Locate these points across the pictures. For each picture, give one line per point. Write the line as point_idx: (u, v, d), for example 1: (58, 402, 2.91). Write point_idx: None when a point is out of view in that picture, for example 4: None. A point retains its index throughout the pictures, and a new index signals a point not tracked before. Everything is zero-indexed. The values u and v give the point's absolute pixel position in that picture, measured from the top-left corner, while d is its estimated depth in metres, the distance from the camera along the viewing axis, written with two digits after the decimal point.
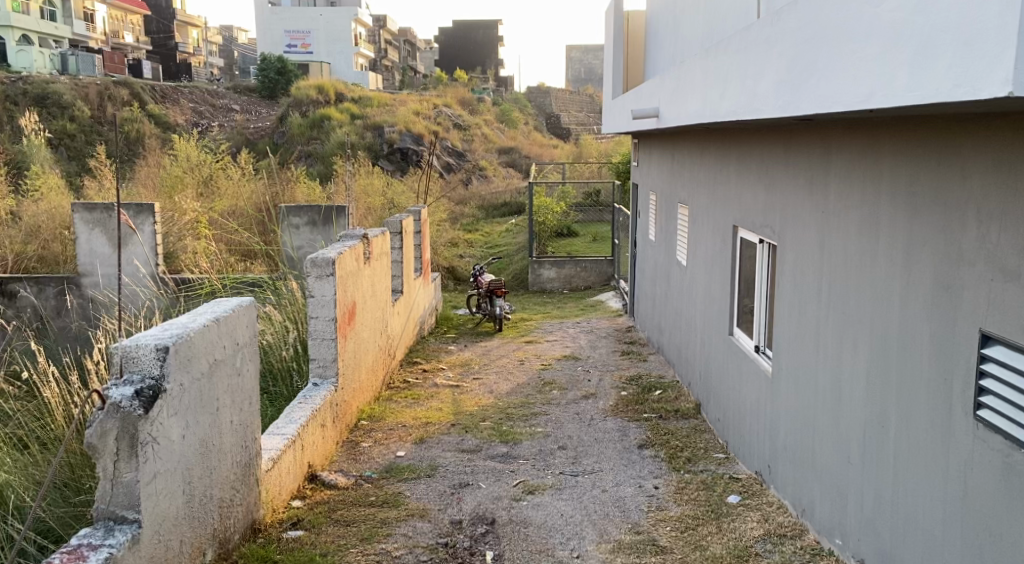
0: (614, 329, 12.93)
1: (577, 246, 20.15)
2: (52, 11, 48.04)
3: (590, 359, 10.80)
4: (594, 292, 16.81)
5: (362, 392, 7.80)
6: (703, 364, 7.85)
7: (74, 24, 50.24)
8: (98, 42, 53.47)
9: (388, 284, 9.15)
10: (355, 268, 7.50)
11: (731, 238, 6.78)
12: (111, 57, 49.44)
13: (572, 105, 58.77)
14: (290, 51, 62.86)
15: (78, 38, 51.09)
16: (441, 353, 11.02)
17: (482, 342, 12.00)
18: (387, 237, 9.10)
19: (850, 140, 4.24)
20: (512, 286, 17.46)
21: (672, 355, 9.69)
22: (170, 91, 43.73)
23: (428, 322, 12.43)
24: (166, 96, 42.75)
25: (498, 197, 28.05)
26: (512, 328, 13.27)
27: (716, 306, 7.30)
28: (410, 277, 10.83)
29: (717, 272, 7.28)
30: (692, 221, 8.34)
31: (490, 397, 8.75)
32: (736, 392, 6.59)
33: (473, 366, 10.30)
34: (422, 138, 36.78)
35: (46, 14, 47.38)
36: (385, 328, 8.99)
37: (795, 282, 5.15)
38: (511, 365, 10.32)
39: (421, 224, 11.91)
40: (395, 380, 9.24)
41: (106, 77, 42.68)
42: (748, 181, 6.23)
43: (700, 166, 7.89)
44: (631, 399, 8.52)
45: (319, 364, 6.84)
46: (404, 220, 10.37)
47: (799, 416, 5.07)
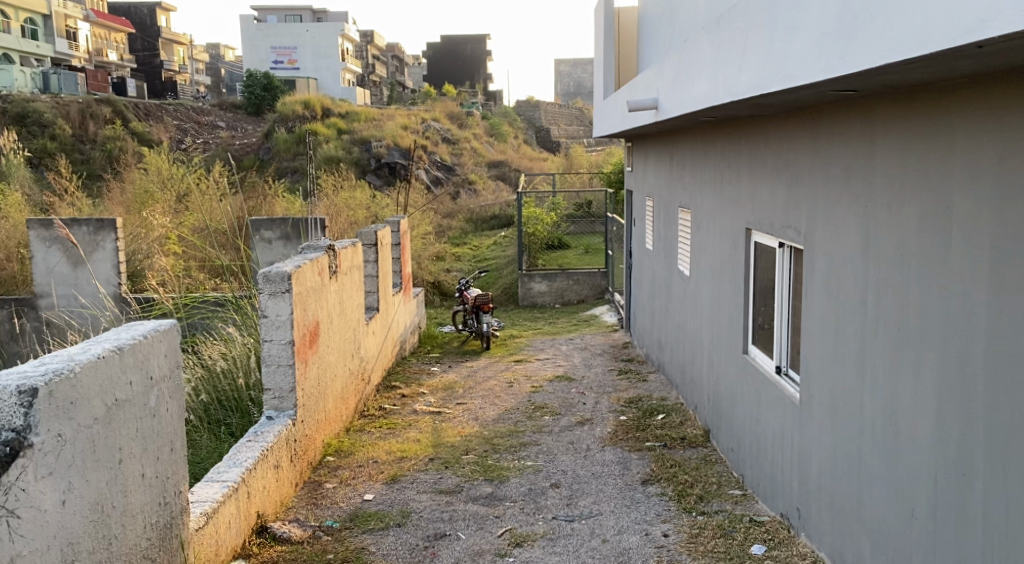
0: (610, 346, 12.08)
1: (569, 258, 19.32)
2: (34, 29, 47.17)
3: (585, 380, 9.95)
4: (588, 306, 15.98)
5: (328, 424, 6.94)
6: (711, 387, 7.02)
7: (57, 42, 49.36)
8: (81, 61, 52.53)
9: (361, 302, 8.30)
10: (318, 284, 6.66)
11: (743, 243, 5.96)
12: (94, 75, 48.57)
13: (563, 118, 58.15)
14: (276, 67, 62.05)
15: (61, 57, 50.17)
16: (423, 375, 10.15)
17: (467, 362, 11.13)
18: (360, 249, 8.26)
19: (908, 112, 3.43)
20: (502, 301, 16.60)
21: (674, 374, 8.86)
22: (153, 109, 42.88)
23: (410, 341, 11.56)
24: (149, 114, 41.90)
25: (488, 209, 27.24)
26: (501, 346, 12.42)
27: (726, 321, 6.48)
28: (389, 293, 9.98)
29: (726, 284, 6.45)
30: (695, 227, 7.53)
31: (475, 424, 7.90)
32: (753, 420, 5.76)
33: (457, 389, 9.44)
34: (410, 152, 35.99)
35: (28, 33, 46.50)
36: (358, 350, 8.13)
37: (827, 291, 4.34)
38: (499, 387, 9.47)
39: (401, 235, 11.05)
40: (369, 407, 8.37)
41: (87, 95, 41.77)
42: (764, 176, 5.42)
43: (704, 165, 7.08)
44: (632, 425, 7.68)
45: (274, 395, 5.98)
46: (382, 230, 9.53)
47: (837, 454, 4.25)
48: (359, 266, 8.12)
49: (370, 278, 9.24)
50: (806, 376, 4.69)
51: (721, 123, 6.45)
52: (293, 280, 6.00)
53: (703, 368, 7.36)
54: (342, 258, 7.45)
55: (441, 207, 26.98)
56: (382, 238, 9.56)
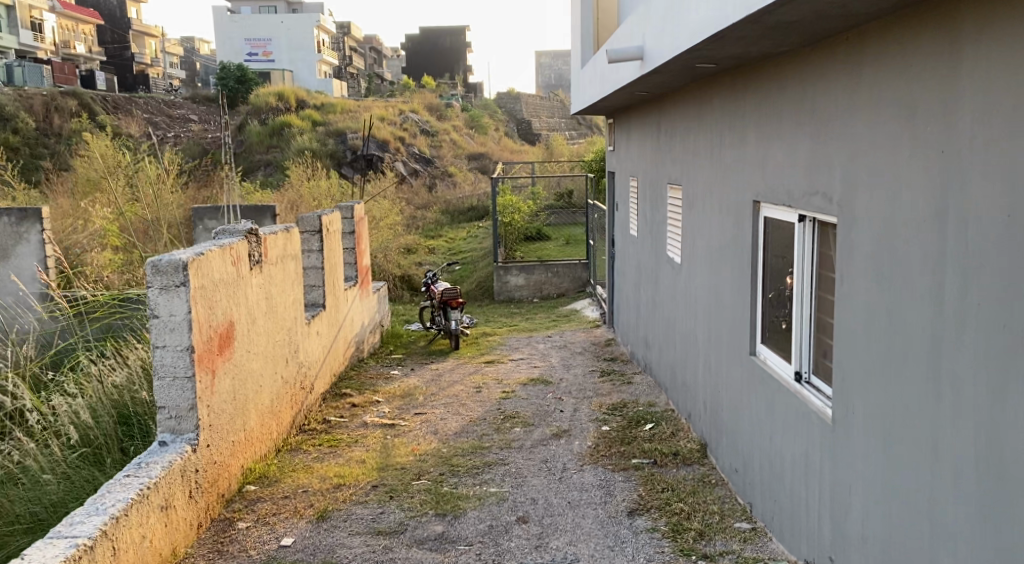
0: (591, 344, 10.93)
1: (548, 250, 18.16)
2: None
3: (564, 383, 8.79)
4: (568, 299, 14.82)
5: (250, 446, 5.76)
6: (709, 393, 5.91)
7: (21, 34, 47.51)
8: (48, 54, 50.62)
9: (299, 298, 7.13)
10: (232, 276, 5.50)
11: (749, 219, 4.83)
12: (61, 68, 46.84)
13: (545, 110, 56.93)
14: (251, 60, 60.40)
15: (26, 49, 48.34)
16: (380, 380, 8.96)
17: (433, 363, 9.95)
18: (297, 236, 7.11)
19: None
20: (476, 296, 15.40)
21: (663, 376, 7.75)
22: (122, 102, 41.29)
23: (369, 341, 10.36)
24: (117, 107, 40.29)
25: (465, 201, 26.03)
26: (471, 345, 11.25)
27: (725, 316, 5.37)
28: (338, 286, 8.80)
29: (727, 270, 5.33)
30: (688, 206, 6.41)
31: (433, 439, 6.74)
32: (763, 437, 4.66)
33: (417, 395, 8.28)
34: (387, 145, 34.69)
35: None
36: (295, 353, 6.97)
37: (871, 274, 3.28)
38: (465, 393, 8.31)
39: (357, 222, 9.86)
40: (310, 422, 7.19)
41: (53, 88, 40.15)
42: (777, 131, 4.31)
43: (698, 130, 5.96)
44: (616, 439, 6.54)
45: (169, 414, 4.80)
46: (328, 215, 8.34)
47: (888, 490, 3.20)
48: (294, 256, 6.96)
49: (314, 270, 8.04)
50: (840, 386, 3.60)
51: (719, 75, 5.32)
52: (192, 271, 4.82)
53: (698, 372, 6.24)
54: (267, 247, 6.28)
55: (416, 198, 25.74)
56: (329, 226, 8.37)
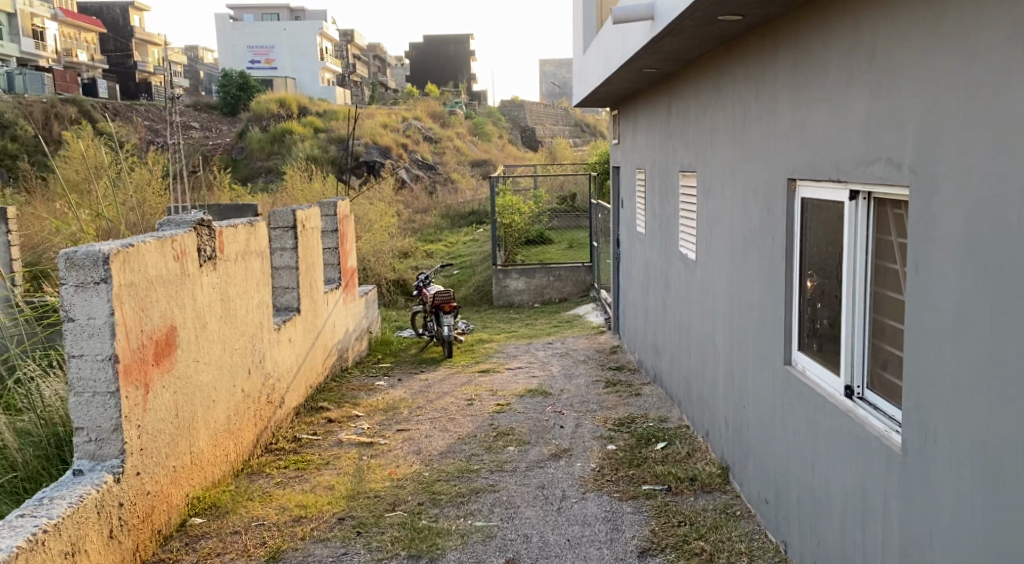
0: (595, 351, 10.13)
1: (550, 254, 17.35)
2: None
3: (565, 395, 7.99)
4: (571, 304, 14.02)
5: (198, 471, 4.96)
6: (730, 407, 5.13)
7: (22, 42, 46.75)
8: (51, 62, 49.83)
9: (267, 301, 6.35)
10: (175, 273, 4.72)
11: (783, 202, 4.04)
12: (63, 75, 46.14)
13: (550, 117, 56.21)
14: (254, 68, 59.69)
15: (28, 56, 47.60)
16: (363, 391, 8.16)
17: (423, 373, 9.15)
18: (264, 231, 6.33)
19: None
20: (475, 301, 14.59)
21: (674, 386, 6.97)
22: (123, 108, 40.56)
23: (354, 348, 9.57)
24: (118, 113, 39.35)
25: (466, 205, 25.25)
26: (466, 352, 10.45)
27: (751, 318, 4.58)
28: (317, 288, 8.02)
29: (753, 264, 4.53)
30: (704, 194, 5.63)
31: (415, 460, 5.95)
32: (801, 463, 3.86)
33: (402, 408, 7.49)
34: (390, 151, 33.93)
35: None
36: (259, 363, 6.18)
37: (963, 256, 2.53)
38: (456, 406, 7.52)
39: (340, 220, 9.07)
40: (277, 442, 6.40)
41: (52, 94, 39.46)
42: (820, 90, 3.53)
43: (716, 104, 5.18)
44: (622, 461, 5.74)
45: (88, 437, 4.01)
46: (305, 210, 7.55)
47: (986, 542, 2.44)
48: (259, 254, 6.19)
49: (287, 270, 7.26)
50: (913, 406, 2.79)
51: (744, 34, 4.53)
52: (116, 266, 4.03)
53: (717, 383, 5.45)
54: (223, 241, 5.50)
55: (416, 202, 24.97)
56: (306, 221, 7.58)
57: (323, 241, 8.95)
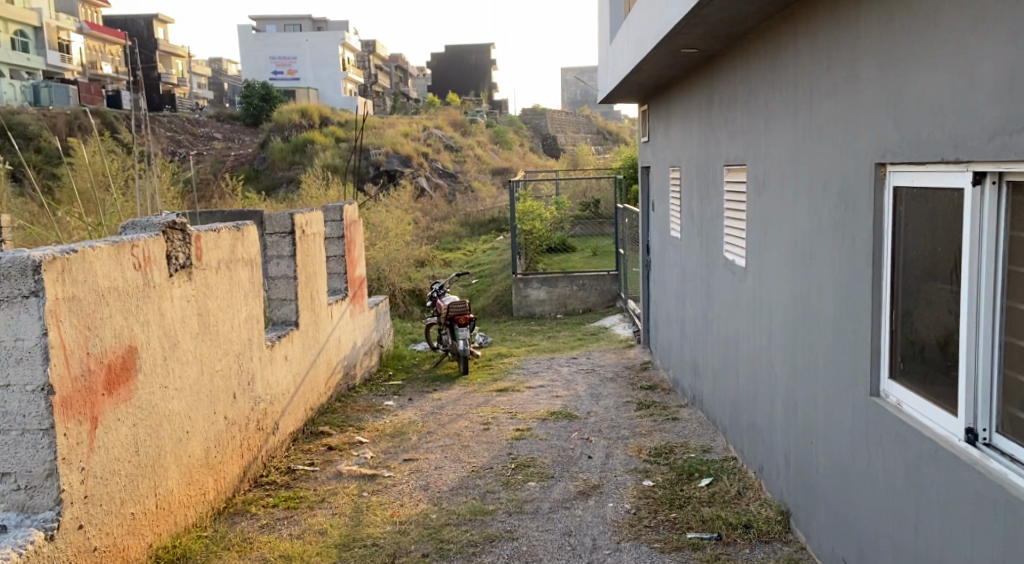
0: (622, 368, 9.36)
1: (573, 263, 16.58)
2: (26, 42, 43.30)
3: (592, 418, 7.23)
4: (595, 315, 13.24)
5: (169, 518, 4.25)
6: (793, 440, 4.34)
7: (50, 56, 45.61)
8: (77, 74, 49.59)
9: (258, 315, 5.62)
10: (138, 284, 4.00)
11: (867, 194, 3.27)
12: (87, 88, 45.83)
13: (572, 126, 55.48)
14: (276, 78, 59.43)
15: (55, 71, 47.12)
16: (370, 413, 7.45)
17: (437, 392, 8.41)
18: (256, 235, 5.61)
19: None
20: (494, 312, 13.84)
21: (718, 408, 6.18)
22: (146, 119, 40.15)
23: (364, 364, 8.84)
24: (141, 123, 38.96)
25: (486, 212, 24.53)
26: (484, 368, 9.70)
27: (823, 337, 3.80)
28: (321, 299, 7.28)
29: (824, 271, 3.75)
30: (756, 191, 4.85)
31: (424, 499, 5.22)
32: (895, 521, 3.07)
33: (411, 433, 6.77)
34: (411, 160, 33.29)
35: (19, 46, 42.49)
36: (248, 385, 5.46)
37: None
38: (471, 431, 6.78)
39: (347, 226, 8.34)
40: (269, 474, 5.68)
41: (73, 104, 39.14)
42: (929, 47, 2.76)
43: (773, 84, 4.40)
44: (663, 503, 5.00)
45: (17, 485, 3.30)
46: (305, 214, 6.82)
47: None
48: (248, 262, 5.46)
49: (284, 280, 6.52)
50: None
51: None
52: (52, 276, 3.32)
53: (775, 412, 4.67)
54: (204, 247, 4.78)
55: (436, 210, 24.29)
56: (307, 226, 6.85)
57: (328, 248, 8.23)
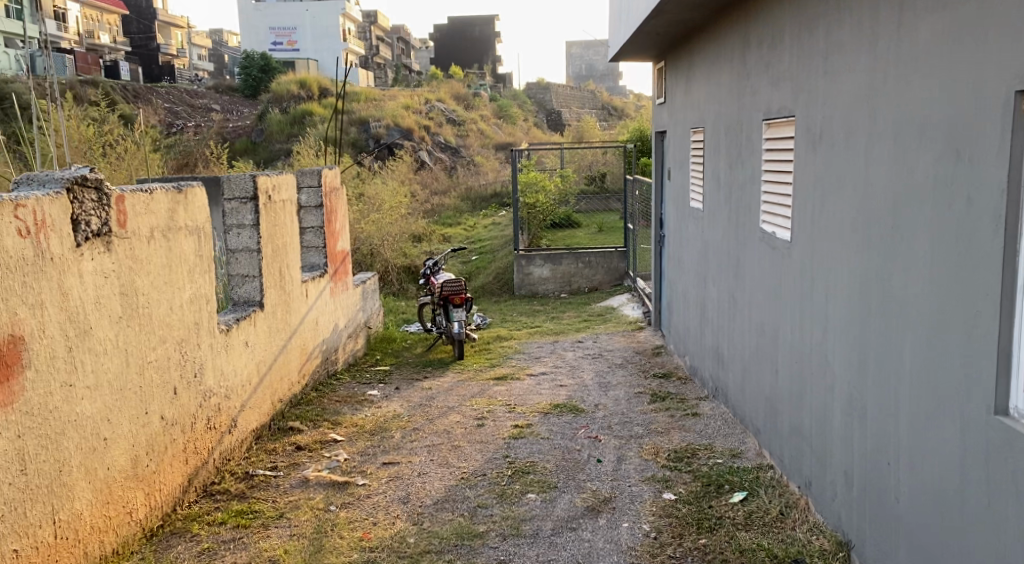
0: (633, 353, 8.49)
1: (578, 240, 15.67)
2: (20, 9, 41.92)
3: (600, 412, 6.36)
4: (602, 294, 12.35)
5: (75, 551, 3.39)
6: (857, 455, 3.49)
7: (46, 23, 44.24)
8: (78, 43, 48.51)
9: (208, 293, 4.75)
10: (24, 256, 3.13)
11: (1000, 140, 2.44)
12: (85, 58, 44.58)
13: (577, 101, 54.31)
14: (276, 49, 58.12)
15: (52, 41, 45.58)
16: (349, 405, 6.58)
17: (427, 379, 7.54)
18: (206, 198, 4.73)
19: None
20: (494, 290, 12.95)
21: (749, 405, 5.31)
22: (143, 90, 38.98)
23: (347, 349, 7.97)
24: (138, 93, 37.96)
25: (488, 187, 23.60)
26: (481, 352, 8.82)
27: (914, 328, 2.94)
28: (292, 276, 6.40)
29: (915, 245, 2.92)
30: (810, 147, 3.97)
31: (401, 517, 4.36)
32: None
33: (393, 429, 5.90)
34: (412, 133, 32.26)
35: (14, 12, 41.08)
36: (195, 377, 4.59)
37: None
38: (462, 427, 5.90)
39: (326, 194, 7.46)
40: (221, 481, 4.80)
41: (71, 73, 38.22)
42: None
43: (839, 9, 3.54)
44: (687, 525, 4.13)
45: None
46: (271, 177, 5.94)
47: None
48: (194, 231, 4.58)
49: (246, 254, 5.66)
50: None
51: None
52: None
53: (826, 419, 3.85)
54: (130, 210, 3.90)
55: (436, 183, 23.32)
56: (272, 191, 5.97)
57: (306, 218, 7.34)
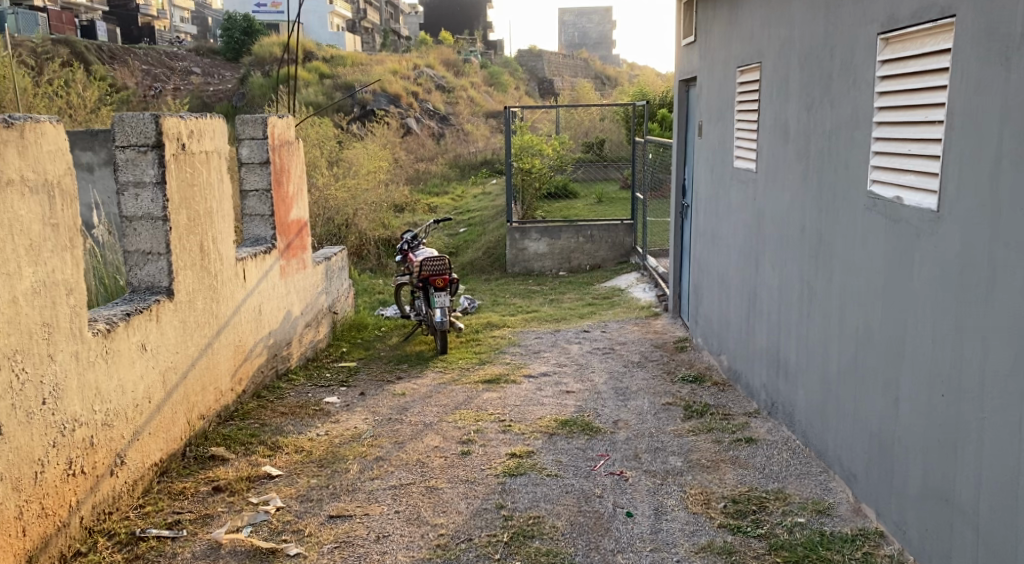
0: (651, 347, 7.04)
1: (576, 212, 14.15)
2: None
3: (622, 432, 4.92)
4: (606, 272, 10.88)
5: None
6: None
7: None
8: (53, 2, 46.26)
9: (70, 280, 3.26)
10: None
11: None
12: (60, 16, 42.27)
13: (569, 70, 52.48)
14: (260, 11, 55.79)
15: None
16: (296, 418, 5.11)
17: (401, 381, 6.05)
18: (66, 142, 3.24)
19: None
20: (484, 267, 11.44)
21: (831, 434, 3.96)
22: (118, 50, 36.87)
23: (304, 341, 6.49)
24: (112, 53, 35.90)
25: (478, 156, 21.98)
26: (467, 343, 7.36)
27: None
28: (222, 252, 4.90)
29: None
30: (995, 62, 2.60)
31: None
32: None
33: (347, 459, 4.43)
34: (399, 99, 30.56)
35: None
36: (47, 402, 3.14)
37: None
38: (439, 456, 4.45)
39: (276, 148, 5.95)
40: (92, 549, 3.33)
41: (43, 31, 36.11)
42: None
43: None
44: None
45: None
46: (189, 120, 4.43)
47: None
48: (39, 188, 3.09)
49: (147, 223, 4.16)
50: None
51: None
52: None
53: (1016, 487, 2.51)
54: None
55: (422, 149, 21.69)
56: (190, 139, 4.44)
57: (248, 178, 5.84)
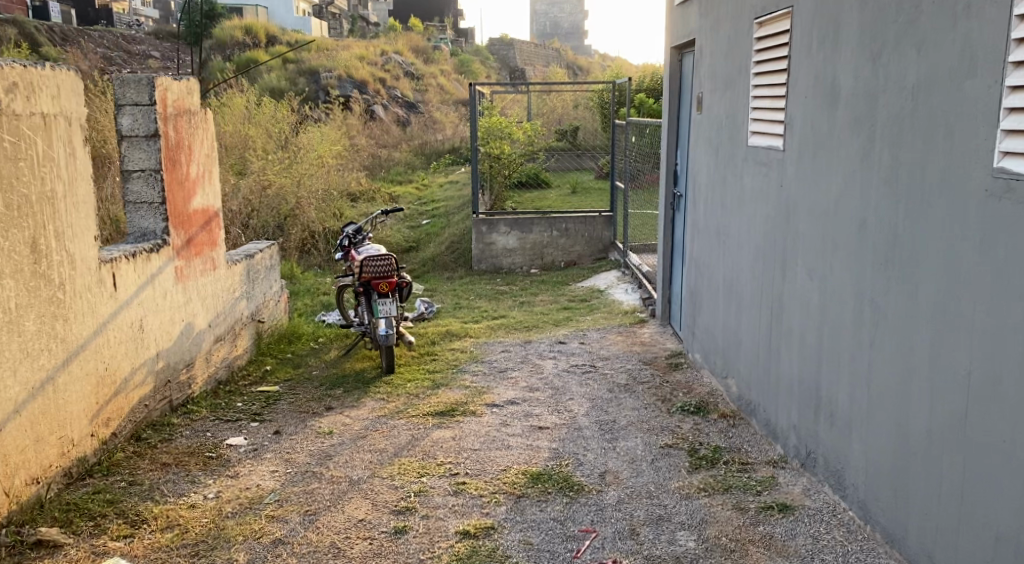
0: (640, 364, 5.86)
1: (549, 202, 12.93)
2: None
3: (613, 491, 3.71)
4: (583, 270, 9.67)
5: None
6: None
7: None
8: None
9: None
10: None
11: None
12: None
13: (541, 60, 51.14)
14: None
15: None
16: (181, 472, 3.86)
17: (330, 414, 4.80)
18: None
19: None
20: (446, 264, 10.18)
21: (915, 517, 2.80)
22: (70, 30, 34.98)
23: (214, 359, 5.22)
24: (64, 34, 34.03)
25: (446, 144, 20.61)
26: (419, 358, 6.12)
27: None
28: (73, 253, 3.60)
29: None
30: None
31: None
32: None
33: (235, 543, 3.20)
34: (365, 86, 29.10)
35: None
36: None
37: None
38: (364, 536, 3.23)
39: (169, 117, 4.67)
40: None
41: None
42: None
43: None
44: None
45: None
46: (7, 69, 3.17)
47: None
48: None
49: None
50: None
51: None
52: None
53: None
54: None
55: (387, 136, 20.30)
56: (9, 94, 3.18)
57: (132, 155, 4.56)
